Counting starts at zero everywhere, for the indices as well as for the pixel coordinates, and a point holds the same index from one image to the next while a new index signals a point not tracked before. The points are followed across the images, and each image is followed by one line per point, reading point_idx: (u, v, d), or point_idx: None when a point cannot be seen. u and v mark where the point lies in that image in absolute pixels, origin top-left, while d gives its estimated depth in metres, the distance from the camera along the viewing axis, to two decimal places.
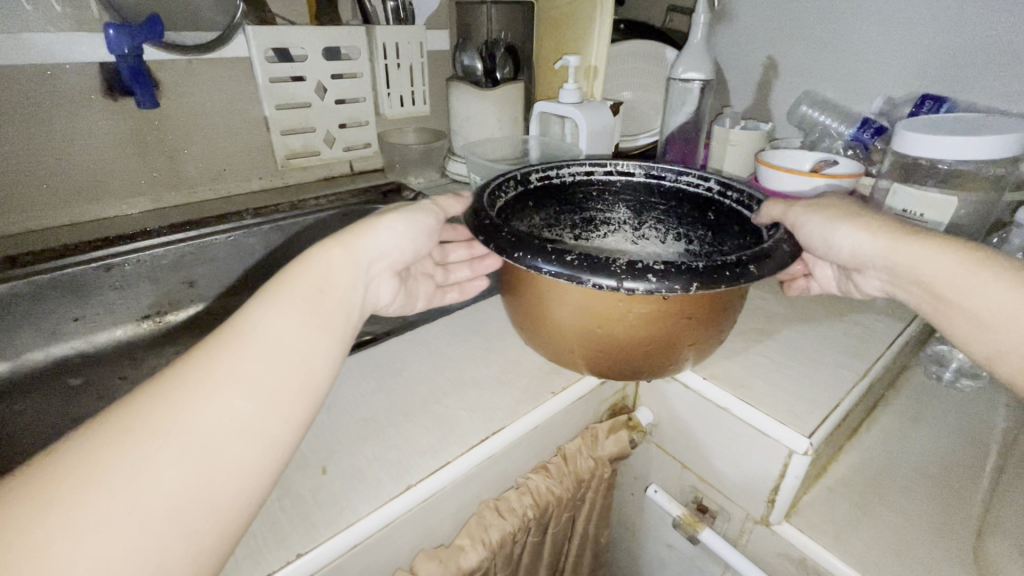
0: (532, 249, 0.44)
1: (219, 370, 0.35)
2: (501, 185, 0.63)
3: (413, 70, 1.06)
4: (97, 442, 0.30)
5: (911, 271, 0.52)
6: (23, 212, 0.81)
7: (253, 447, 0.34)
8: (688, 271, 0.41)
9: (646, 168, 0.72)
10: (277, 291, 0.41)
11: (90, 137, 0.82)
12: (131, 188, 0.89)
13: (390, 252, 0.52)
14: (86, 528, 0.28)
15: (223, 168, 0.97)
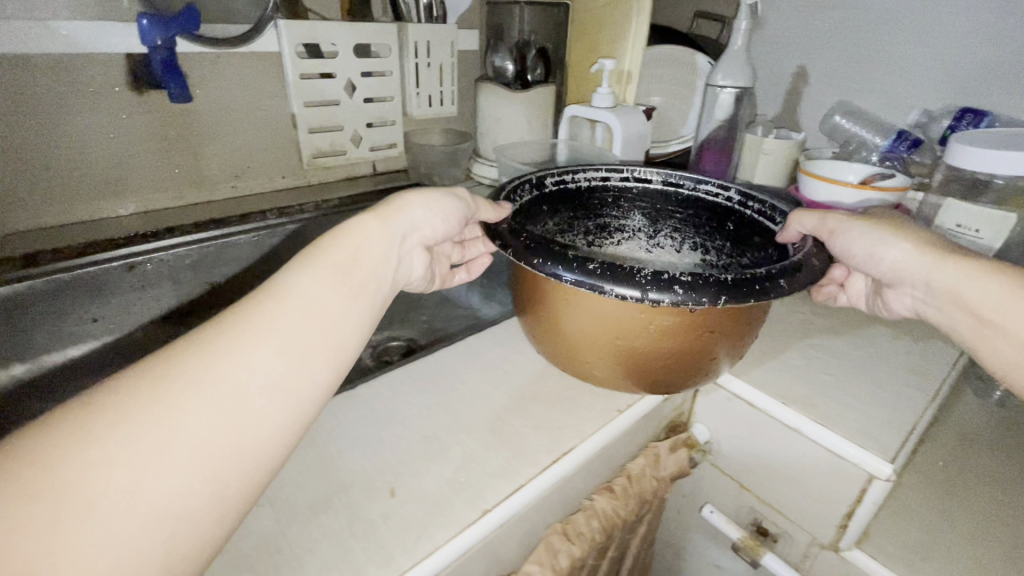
0: (553, 255, 0.42)
1: (250, 327, 0.35)
2: (517, 190, 0.61)
3: (443, 71, 1.04)
4: (130, 386, 0.30)
5: (952, 292, 0.50)
6: (42, 206, 0.78)
7: (278, 405, 0.34)
8: (717, 285, 0.39)
9: (664, 175, 0.69)
10: (309, 258, 0.41)
11: (115, 129, 0.79)
12: (153, 184, 0.86)
13: (421, 227, 0.52)
14: (113, 464, 0.27)
15: (246, 165, 0.94)
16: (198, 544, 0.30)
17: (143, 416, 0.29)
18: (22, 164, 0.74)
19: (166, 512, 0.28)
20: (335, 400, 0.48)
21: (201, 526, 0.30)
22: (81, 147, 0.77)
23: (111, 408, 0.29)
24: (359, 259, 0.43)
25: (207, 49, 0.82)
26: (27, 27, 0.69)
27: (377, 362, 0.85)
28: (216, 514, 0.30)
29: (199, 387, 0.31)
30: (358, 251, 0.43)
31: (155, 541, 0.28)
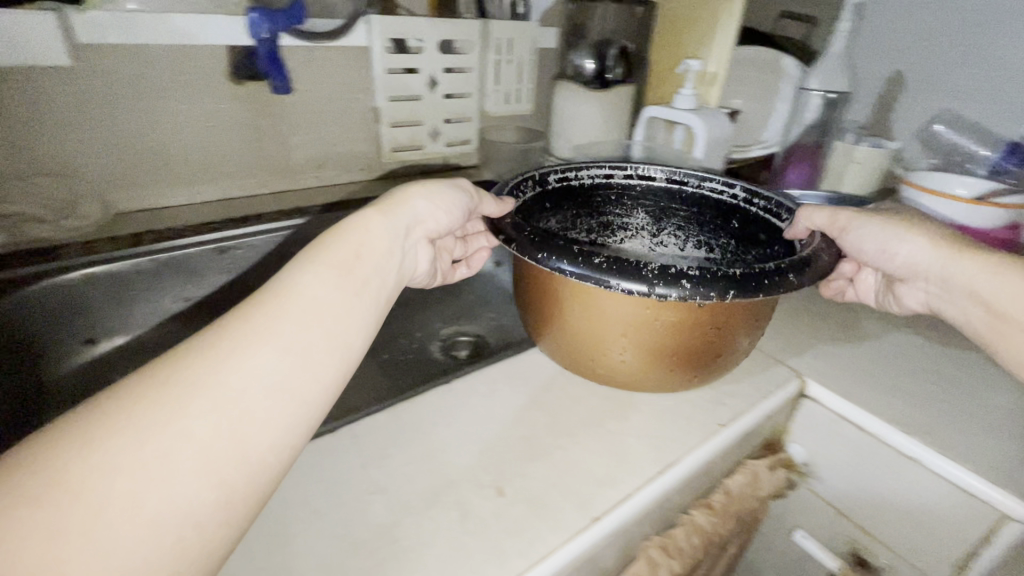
0: (557, 248, 0.41)
1: (251, 329, 0.34)
2: (520, 187, 0.61)
3: (522, 68, 1.05)
4: (130, 392, 0.30)
5: (967, 286, 0.54)
6: (146, 188, 0.82)
7: (280, 406, 0.33)
8: (726, 278, 0.39)
9: (668, 172, 0.68)
10: (312, 255, 0.40)
11: (213, 117, 0.83)
12: (245, 171, 0.90)
13: (422, 221, 0.52)
14: (115, 471, 0.27)
15: (330, 156, 0.96)
16: (204, 551, 0.29)
17: (143, 421, 0.29)
18: (129, 149, 0.78)
19: (170, 518, 0.27)
20: (432, 394, 0.49)
21: (206, 533, 0.29)
22: (178, 135, 0.81)
23: (112, 415, 0.28)
24: (362, 253, 0.43)
25: (305, 42, 0.83)
26: (148, 19, 0.72)
27: (447, 357, 0.85)
28: (220, 520, 0.30)
29: (201, 390, 0.31)
30: (359, 246, 0.43)
31: (159, 549, 0.27)
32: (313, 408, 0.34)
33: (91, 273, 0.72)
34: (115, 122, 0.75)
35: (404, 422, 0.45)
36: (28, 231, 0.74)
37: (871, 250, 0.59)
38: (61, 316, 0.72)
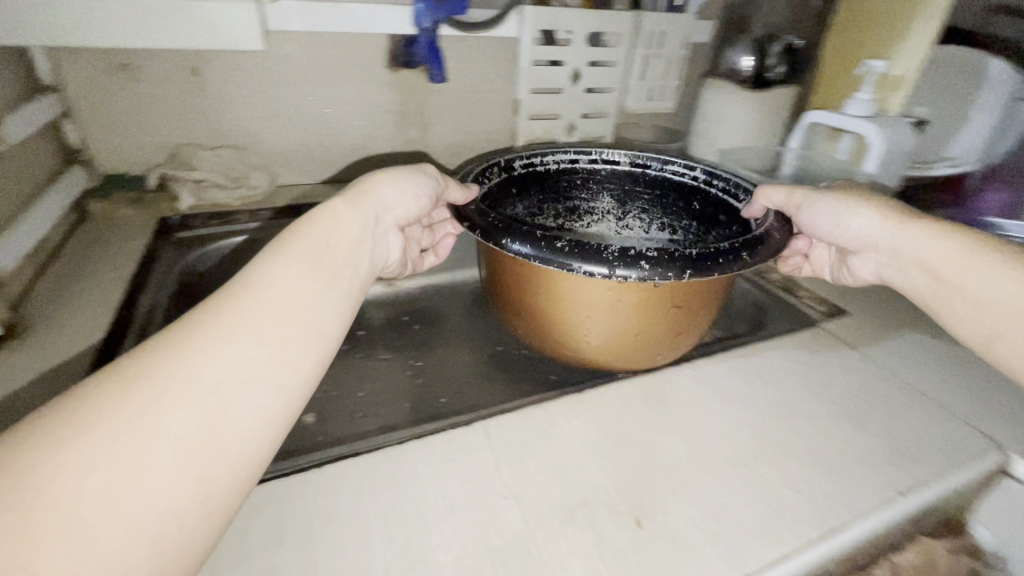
0: (518, 232, 0.41)
1: (227, 321, 0.32)
2: (486, 172, 0.57)
3: (670, 63, 1.00)
4: (95, 390, 0.27)
5: (915, 254, 0.48)
6: (301, 165, 0.89)
7: (260, 398, 0.31)
8: (682, 258, 0.39)
9: (631, 155, 0.64)
10: (280, 248, 0.38)
11: (367, 102, 0.88)
12: (388, 154, 0.94)
13: (392, 209, 0.49)
14: (79, 471, 0.24)
15: (466, 144, 0.98)
16: (185, 553, 0.26)
17: (110, 418, 0.26)
18: (297, 128, 0.86)
19: (144, 518, 0.25)
20: (563, 403, 0.47)
21: (186, 534, 0.26)
22: (333, 117, 0.87)
23: (71, 414, 0.26)
24: (330, 244, 0.41)
25: (459, 33, 0.85)
26: (328, 10, 0.78)
27: None
28: (203, 518, 0.27)
29: (174, 385, 0.28)
30: (330, 236, 0.41)
31: (137, 549, 0.24)
32: (288, 399, 0.32)
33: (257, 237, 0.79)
34: (290, 104, 0.83)
35: (537, 427, 0.44)
36: (207, 194, 0.80)
37: (823, 224, 0.55)
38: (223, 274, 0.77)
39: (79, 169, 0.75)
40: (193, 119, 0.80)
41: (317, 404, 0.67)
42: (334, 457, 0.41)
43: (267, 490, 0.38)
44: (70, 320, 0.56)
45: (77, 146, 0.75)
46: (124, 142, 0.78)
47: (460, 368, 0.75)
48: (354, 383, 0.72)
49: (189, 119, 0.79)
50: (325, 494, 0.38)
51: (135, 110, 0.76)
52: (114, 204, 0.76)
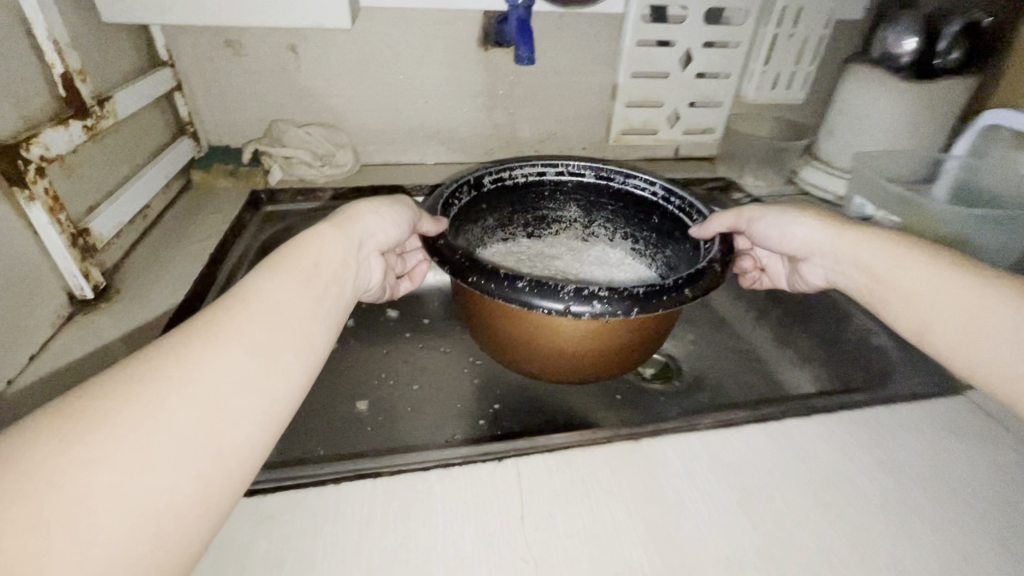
0: (485, 271, 0.41)
1: (230, 323, 0.31)
2: (456, 193, 0.53)
3: (805, 45, 0.84)
4: (94, 389, 0.26)
5: (852, 257, 0.46)
6: (386, 145, 0.89)
7: (262, 400, 0.29)
8: (631, 296, 0.40)
9: (595, 166, 0.59)
10: (274, 261, 0.37)
11: (456, 83, 0.84)
12: (472, 138, 0.90)
13: (375, 233, 0.46)
14: (80, 467, 0.23)
15: (555, 131, 0.91)
16: (185, 556, 0.25)
17: (110, 416, 0.25)
18: (384, 108, 0.85)
19: (142, 519, 0.23)
20: (612, 452, 0.42)
21: (187, 536, 0.25)
22: (421, 97, 0.85)
23: (70, 413, 0.25)
24: (322, 263, 0.39)
25: (557, 9, 0.77)
26: None
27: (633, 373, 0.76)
28: (204, 522, 0.26)
29: (175, 385, 0.27)
30: (320, 255, 0.39)
31: (138, 546, 0.23)
32: (289, 401, 0.31)
33: None
34: (379, 83, 0.82)
35: (576, 478, 0.40)
36: (294, 170, 0.81)
37: (767, 236, 0.53)
38: None
39: (188, 140, 0.79)
40: (288, 97, 0.81)
41: (372, 394, 0.70)
42: (347, 470, 0.39)
43: (283, 499, 0.37)
44: (157, 288, 0.60)
45: (186, 119, 0.79)
46: (229, 115, 0.82)
47: (519, 376, 0.74)
48: (410, 377, 0.73)
49: (286, 95, 0.81)
50: (338, 517, 0.36)
51: (238, 85, 0.80)
52: (214, 176, 0.79)
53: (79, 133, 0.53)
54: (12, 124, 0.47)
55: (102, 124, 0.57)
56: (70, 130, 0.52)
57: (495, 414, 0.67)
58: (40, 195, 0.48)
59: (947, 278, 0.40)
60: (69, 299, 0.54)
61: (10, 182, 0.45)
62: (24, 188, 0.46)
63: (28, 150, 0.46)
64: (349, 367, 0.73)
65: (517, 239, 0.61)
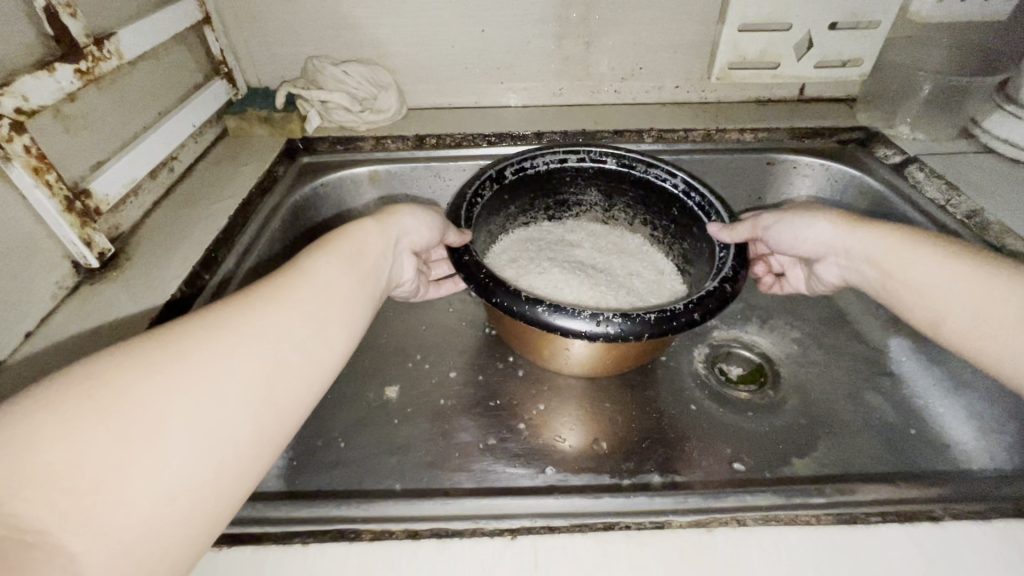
0: (508, 291, 0.42)
1: (293, 289, 0.33)
2: (479, 191, 0.56)
3: None
4: (170, 329, 0.28)
5: (866, 254, 0.45)
6: (436, 84, 0.76)
7: (315, 365, 0.32)
8: (641, 321, 0.41)
9: (618, 154, 0.61)
10: (323, 243, 0.38)
11: (517, 5, 0.68)
12: (536, 74, 0.75)
13: (410, 235, 0.46)
14: (163, 396, 0.25)
15: (640, 64, 0.73)
16: (239, 490, 0.27)
17: (191, 354, 0.27)
18: (433, 39, 0.71)
19: (212, 452, 0.26)
20: (670, 546, 0.31)
21: (244, 472, 0.27)
22: (475, 24, 0.70)
23: (156, 346, 0.27)
24: (368, 256, 0.40)
25: None
26: None
27: (714, 373, 0.63)
28: (252, 465, 0.28)
29: (244, 337, 0.29)
30: (367, 248, 0.40)
31: (202, 472, 0.25)
32: (331, 373, 0.33)
33: (378, 171, 0.70)
34: (426, 7, 0.68)
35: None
36: (333, 116, 0.72)
37: (782, 241, 0.52)
38: (344, 212, 0.71)
39: (222, 82, 0.72)
40: (324, 28, 0.70)
41: (405, 379, 0.63)
42: (316, 525, 0.33)
43: (234, 559, 0.30)
44: (170, 251, 0.54)
45: (219, 58, 0.71)
46: (265, 51, 0.73)
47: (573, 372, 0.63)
48: (449, 361, 0.65)
49: (323, 26, 0.70)
50: None
51: (270, 16, 0.69)
52: (249, 123, 0.72)
53: (68, 78, 0.46)
54: None
55: (100, 68, 0.50)
56: (57, 76, 0.45)
57: (538, 416, 0.58)
58: (19, 154, 0.42)
59: (968, 269, 0.39)
60: (75, 268, 0.50)
61: None
62: None
63: None
64: (385, 346, 0.67)
65: (537, 222, 0.67)
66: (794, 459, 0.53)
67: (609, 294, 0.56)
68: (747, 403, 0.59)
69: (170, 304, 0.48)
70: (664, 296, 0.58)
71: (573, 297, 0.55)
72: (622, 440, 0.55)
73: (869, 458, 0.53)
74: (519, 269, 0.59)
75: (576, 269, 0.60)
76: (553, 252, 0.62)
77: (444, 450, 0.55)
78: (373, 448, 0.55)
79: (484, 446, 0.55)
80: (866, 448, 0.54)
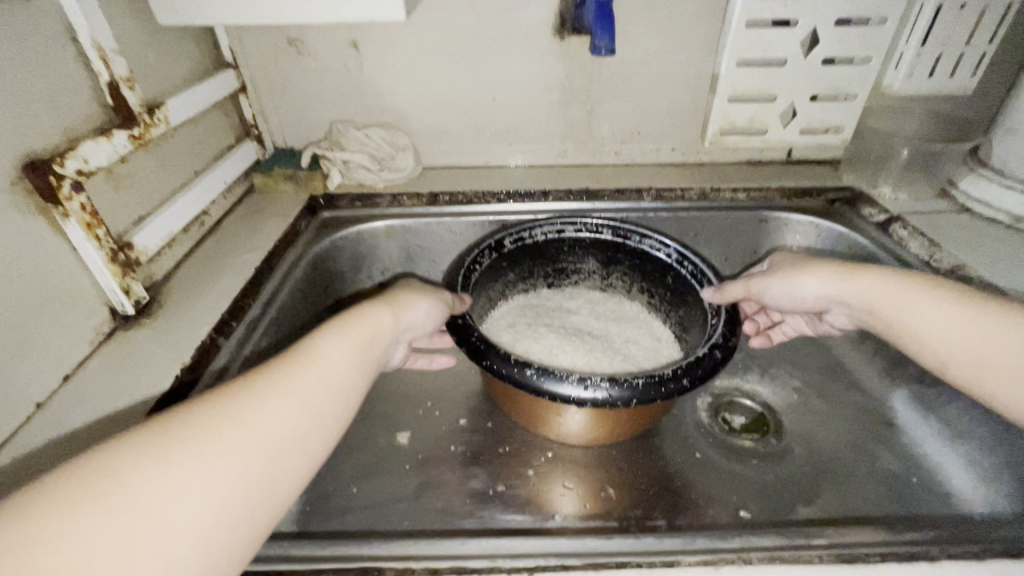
0: (500, 356, 0.47)
1: (299, 377, 0.34)
2: (478, 258, 0.62)
3: (983, 16, 0.63)
4: (178, 421, 0.29)
5: (864, 303, 0.48)
6: (450, 146, 0.82)
7: (308, 457, 0.32)
8: (630, 386, 0.46)
9: (614, 226, 0.66)
10: (329, 329, 0.40)
11: (526, 77, 0.75)
12: (543, 137, 0.81)
13: (413, 323, 0.48)
14: (165, 494, 0.26)
15: (638, 129, 0.80)
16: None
17: (197, 449, 0.28)
18: (448, 105, 0.78)
19: (206, 551, 0.26)
20: None
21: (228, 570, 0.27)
22: (488, 93, 0.76)
23: (163, 438, 0.27)
24: (373, 341, 0.42)
25: None
26: None
27: (717, 424, 0.64)
28: (238, 565, 0.28)
29: (248, 428, 0.30)
30: (373, 333, 0.42)
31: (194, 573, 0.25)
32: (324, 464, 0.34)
33: (393, 225, 0.74)
34: (444, 78, 0.75)
35: None
36: (353, 174, 0.77)
37: (780, 298, 0.55)
38: (360, 265, 0.75)
39: (252, 143, 0.78)
40: (350, 97, 0.77)
41: (415, 425, 0.64)
42: (339, 562, 0.34)
43: None
44: (198, 300, 0.57)
45: (251, 121, 0.77)
46: (293, 116, 0.79)
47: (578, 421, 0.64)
48: (458, 407, 0.67)
49: (347, 94, 0.77)
50: None
51: (300, 85, 0.76)
52: (276, 180, 0.77)
53: (123, 142, 0.51)
54: (52, 136, 0.45)
55: (151, 133, 0.55)
56: (113, 141, 0.50)
57: (546, 464, 0.59)
58: (76, 211, 0.46)
59: (967, 311, 0.42)
60: (112, 315, 0.53)
61: (46, 199, 0.44)
62: (58, 205, 0.45)
63: (61, 165, 0.44)
64: (397, 394, 0.68)
65: (537, 289, 0.71)
66: (800, 507, 0.54)
67: (604, 360, 0.59)
68: (751, 452, 0.60)
69: (197, 354, 0.50)
70: (660, 363, 0.61)
71: (567, 360, 0.59)
72: (629, 487, 0.56)
73: (874, 507, 0.54)
74: (516, 334, 0.62)
75: (572, 335, 0.63)
76: (550, 320, 0.65)
77: (454, 497, 0.56)
78: (383, 494, 0.56)
79: (493, 493, 0.56)
80: (870, 496, 0.54)
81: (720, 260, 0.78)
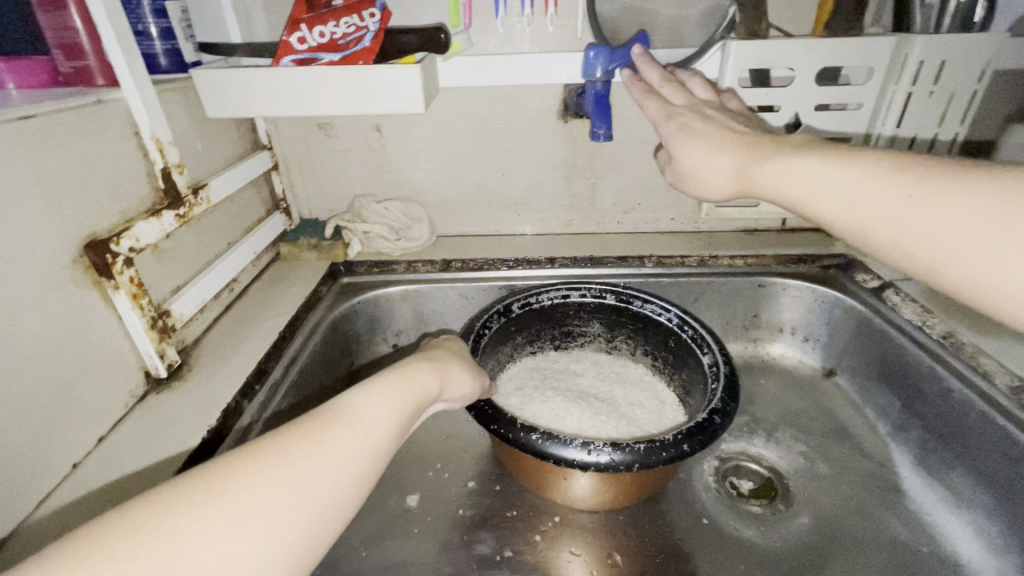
0: (507, 422, 0.50)
1: (348, 440, 0.34)
2: (487, 323, 0.65)
3: (951, 102, 0.68)
4: (231, 475, 0.29)
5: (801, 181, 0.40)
6: (463, 216, 0.88)
7: (340, 524, 0.32)
8: (632, 450, 0.48)
9: (616, 291, 0.70)
10: (378, 385, 0.39)
11: (533, 155, 0.81)
12: (550, 208, 0.87)
13: (454, 389, 0.48)
14: (211, 558, 0.26)
15: (639, 200, 0.85)
16: None
17: (248, 513, 0.28)
18: (461, 181, 0.84)
19: None
20: None
21: None
22: (498, 169, 0.83)
23: (218, 499, 0.28)
24: (416, 407, 0.41)
25: None
26: (499, 62, 0.72)
27: (724, 487, 0.64)
28: None
29: (295, 491, 0.30)
30: (418, 398, 0.41)
31: None
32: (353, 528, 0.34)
33: (408, 289, 0.79)
34: (459, 157, 0.82)
35: None
36: (372, 243, 0.83)
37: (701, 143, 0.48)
38: (377, 327, 0.79)
39: (281, 216, 0.84)
40: (372, 174, 0.84)
41: (425, 487, 0.65)
42: None
43: None
44: (225, 363, 0.61)
45: (281, 196, 0.84)
46: (320, 190, 0.86)
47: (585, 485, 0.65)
48: (467, 470, 0.68)
49: (370, 171, 0.84)
50: None
51: (327, 164, 0.84)
52: (300, 250, 0.83)
53: (170, 221, 0.57)
54: (111, 219, 0.51)
55: (194, 211, 0.61)
56: (162, 220, 0.56)
57: (553, 529, 0.59)
58: (125, 283, 0.51)
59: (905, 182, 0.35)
60: (146, 378, 0.57)
61: (100, 274, 0.49)
62: (111, 278, 0.50)
63: (117, 244, 0.50)
64: (408, 454, 0.70)
65: (544, 351, 0.74)
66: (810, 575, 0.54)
67: (609, 424, 0.61)
68: (759, 518, 0.60)
69: (222, 418, 0.53)
70: (665, 427, 0.63)
71: (574, 424, 0.61)
72: (636, 554, 0.56)
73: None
74: (524, 397, 0.65)
75: (579, 399, 0.65)
76: (556, 383, 0.68)
77: (462, 562, 0.57)
78: (393, 558, 0.57)
79: (500, 558, 0.57)
80: (878, 566, 0.55)
81: (723, 324, 0.81)
